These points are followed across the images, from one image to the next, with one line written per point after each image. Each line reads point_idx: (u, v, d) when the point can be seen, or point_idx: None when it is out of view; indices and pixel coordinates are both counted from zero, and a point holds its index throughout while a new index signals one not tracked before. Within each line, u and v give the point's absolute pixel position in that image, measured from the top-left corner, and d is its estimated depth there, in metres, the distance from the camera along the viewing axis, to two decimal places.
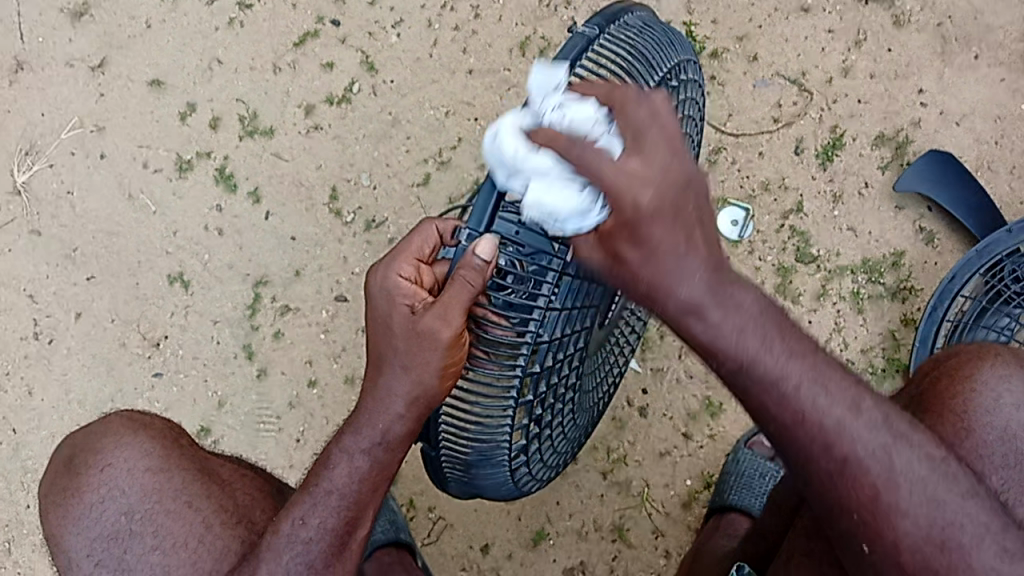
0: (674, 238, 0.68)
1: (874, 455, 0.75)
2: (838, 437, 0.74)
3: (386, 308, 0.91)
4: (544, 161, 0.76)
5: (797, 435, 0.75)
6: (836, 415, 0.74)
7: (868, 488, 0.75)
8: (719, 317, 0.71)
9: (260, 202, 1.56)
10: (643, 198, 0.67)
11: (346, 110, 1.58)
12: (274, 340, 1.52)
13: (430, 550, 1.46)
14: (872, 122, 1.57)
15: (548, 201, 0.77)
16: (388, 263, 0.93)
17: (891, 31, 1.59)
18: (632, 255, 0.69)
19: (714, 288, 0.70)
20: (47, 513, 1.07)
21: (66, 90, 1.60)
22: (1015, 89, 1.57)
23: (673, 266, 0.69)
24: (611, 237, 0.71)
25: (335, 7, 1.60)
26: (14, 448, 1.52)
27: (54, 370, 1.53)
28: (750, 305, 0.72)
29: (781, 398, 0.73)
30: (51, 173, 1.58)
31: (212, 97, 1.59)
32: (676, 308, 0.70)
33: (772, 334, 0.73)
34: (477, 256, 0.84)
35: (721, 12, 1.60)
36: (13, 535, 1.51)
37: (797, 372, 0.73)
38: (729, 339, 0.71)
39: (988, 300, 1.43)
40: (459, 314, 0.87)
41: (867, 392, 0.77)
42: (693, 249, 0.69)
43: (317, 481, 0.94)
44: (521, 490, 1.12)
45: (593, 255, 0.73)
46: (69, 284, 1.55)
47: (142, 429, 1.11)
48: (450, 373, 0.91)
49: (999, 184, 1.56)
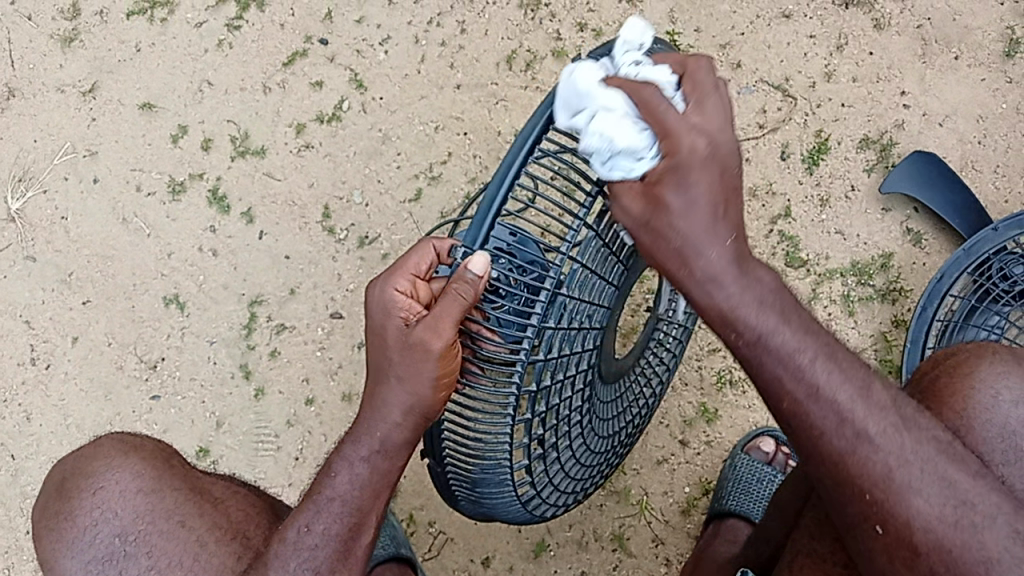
0: (716, 195, 0.75)
1: (885, 430, 0.77)
2: (852, 410, 0.77)
3: (380, 321, 0.92)
4: (613, 99, 0.78)
5: (810, 404, 0.76)
6: (849, 390, 0.77)
7: (879, 465, 0.76)
8: (742, 287, 0.76)
9: (253, 222, 1.57)
10: (699, 144, 0.76)
11: (336, 129, 1.59)
12: (270, 359, 1.53)
13: (430, 566, 1.46)
14: (856, 125, 1.59)
15: (610, 134, 0.77)
16: (386, 277, 0.93)
17: (872, 33, 1.61)
18: (673, 199, 0.75)
19: (740, 255, 0.76)
20: (40, 539, 1.08)
21: (58, 117, 1.61)
22: (996, 89, 1.59)
23: (715, 220, 0.75)
24: (659, 183, 0.76)
25: (323, 26, 1.62)
26: (14, 473, 1.53)
27: (52, 394, 1.54)
28: (770, 283, 0.77)
29: (796, 369, 0.76)
30: (45, 199, 1.59)
31: (203, 119, 1.60)
32: (705, 266, 0.75)
33: (787, 302, 0.77)
34: (470, 270, 0.85)
35: (704, 21, 1.62)
36: (13, 562, 1.51)
37: (814, 346, 0.77)
38: (752, 307, 0.76)
39: (977, 298, 1.45)
40: (451, 322, 0.87)
41: (881, 384, 0.79)
42: (727, 211, 0.76)
43: (320, 489, 0.95)
44: (533, 513, 1.11)
45: (637, 204, 0.77)
46: (65, 309, 1.56)
47: (132, 450, 1.11)
48: (445, 383, 0.90)
49: (985, 183, 1.57)
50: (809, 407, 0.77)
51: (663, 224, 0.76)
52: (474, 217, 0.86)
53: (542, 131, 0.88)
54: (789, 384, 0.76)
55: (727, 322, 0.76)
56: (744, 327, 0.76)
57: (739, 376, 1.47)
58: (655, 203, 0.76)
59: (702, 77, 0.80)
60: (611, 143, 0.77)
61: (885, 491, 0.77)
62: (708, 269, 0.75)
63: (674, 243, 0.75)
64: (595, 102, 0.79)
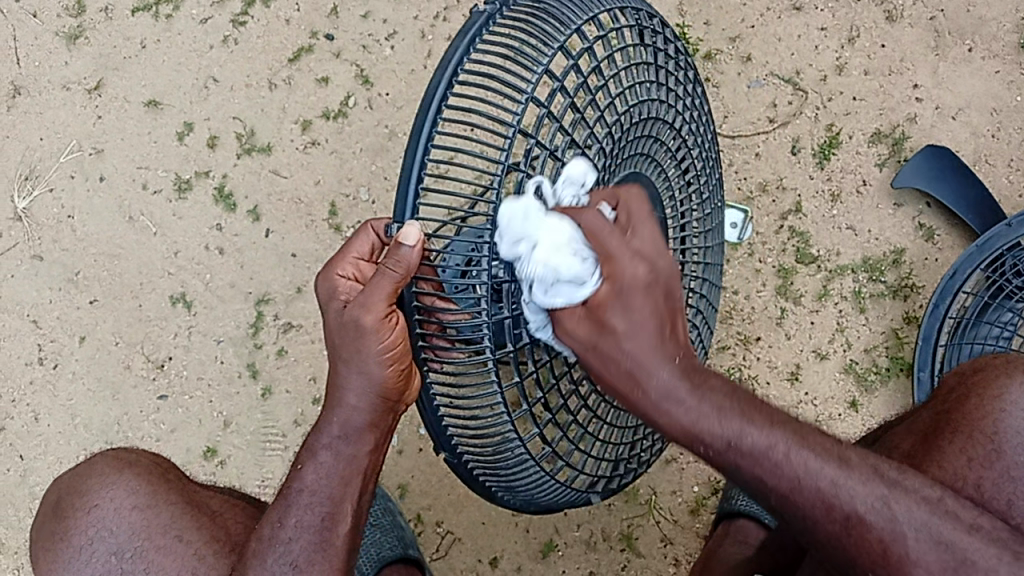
0: (653, 320, 0.79)
1: (872, 507, 0.80)
2: (836, 493, 0.80)
3: (324, 309, 0.94)
4: (559, 227, 0.82)
5: (795, 496, 0.80)
6: (829, 475, 0.80)
7: (876, 543, 0.80)
8: (695, 403, 0.78)
9: (259, 220, 1.56)
10: (638, 272, 0.80)
11: (342, 125, 1.58)
12: (278, 357, 1.53)
13: (438, 565, 1.45)
14: (868, 120, 1.57)
15: (553, 262, 0.80)
16: (329, 266, 0.96)
17: (884, 25, 1.59)
18: (619, 322, 0.78)
19: (685, 374, 0.79)
20: (40, 559, 1.08)
21: (64, 114, 1.61)
22: (1011, 82, 1.57)
23: (653, 348, 0.78)
24: (602, 308, 0.79)
25: (327, 22, 1.60)
26: (23, 473, 1.53)
27: (60, 394, 1.54)
28: (721, 388, 0.81)
29: (773, 466, 0.79)
30: (51, 198, 1.58)
31: (208, 116, 1.59)
32: (657, 390, 0.78)
33: (740, 400, 0.81)
34: (403, 244, 0.83)
35: (714, 14, 1.59)
36: (23, 561, 1.52)
37: (782, 438, 0.80)
38: (706, 419, 0.78)
39: (990, 295, 1.43)
40: (382, 302, 0.86)
41: (856, 459, 0.82)
42: (664, 338, 0.79)
43: (289, 483, 0.96)
44: (584, 489, 1.07)
45: (582, 328, 0.80)
46: (73, 308, 1.56)
47: (128, 467, 1.11)
48: (395, 357, 0.89)
49: (998, 177, 1.56)
50: (794, 497, 0.80)
51: (613, 346, 0.79)
52: (396, 205, 0.84)
53: (442, 100, 0.83)
54: (770, 481, 0.80)
55: (693, 438, 0.79)
56: (712, 440, 0.79)
57: (749, 374, 1.52)
58: (598, 326, 0.79)
59: (635, 204, 0.85)
60: (555, 271, 0.80)
61: (886, 566, 0.79)
62: (661, 389, 0.78)
63: (625, 368, 0.78)
64: (536, 234, 0.82)
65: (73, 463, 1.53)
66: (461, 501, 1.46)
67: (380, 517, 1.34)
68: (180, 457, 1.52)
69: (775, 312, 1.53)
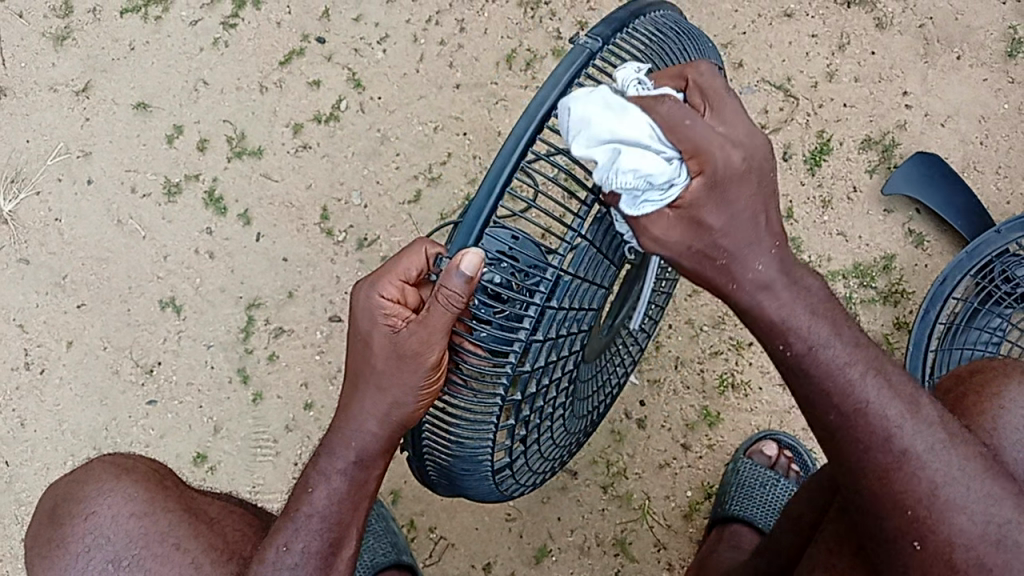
0: (751, 209, 0.79)
1: (931, 448, 0.83)
2: (899, 427, 0.83)
3: (368, 327, 0.88)
4: (640, 133, 0.73)
5: (858, 419, 0.83)
6: (897, 407, 0.84)
7: (925, 481, 0.83)
8: (788, 297, 0.82)
9: (250, 223, 1.55)
10: (733, 156, 0.77)
11: (333, 129, 1.57)
12: (269, 362, 1.52)
13: (432, 571, 1.45)
14: (858, 126, 1.58)
15: (642, 170, 0.73)
16: (374, 279, 0.89)
17: (874, 33, 1.60)
18: (716, 219, 0.78)
19: (776, 269, 0.82)
20: (33, 567, 1.06)
21: (51, 116, 1.59)
22: (998, 89, 1.59)
23: (745, 252, 0.80)
24: (698, 205, 0.77)
25: (319, 24, 1.60)
26: (8, 480, 1.51)
27: (47, 400, 1.52)
28: (809, 285, 0.84)
29: (846, 382, 0.83)
30: (39, 201, 1.56)
31: (198, 119, 1.58)
32: (750, 284, 0.81)
33: (831, 309, 0.84)
34: (460, 269, 0.77)
35: (705, 20, 1.60)
36: (8, 570, 1.49)
37: (850, 355, 0.83)
38: (795, 317, 0.82)
39: (980, 301, 1.44)
40: (440, 339, 0.83)
41: (924, 407, 0.85)
42: (755, 241, 0.80)
43: (299, 506, 0.94)
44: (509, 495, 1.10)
45: (673, 230, 0.79)
46: (60, 312, 1.54)
47: (125, 473, 1.09)
48: (429, 393, 0.88)
49: (987, 184, 1.57)
50: (859, 420, 0.83)
51: (710, 242, 0.79)
52: (458, 235, 0.79)
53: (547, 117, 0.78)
54: (838, 397, 0.83)
55: (779, 334, 0.83)
56: (794, 339, 0.83)
57: (742, 379, 1.47)
58: (692, 229, 0.79)
59: (709, 83, 0.81)
60: (646, 179, 0.73)
61: (927, 507, 0.83)
62: (755, 280, 0.81)
63: (722, 264, 0.80)
64: (617, 141, 0.73)
65: (61, 469, 1.50)
66: (454, 508, 1.45)
67: (374, 522, 1.34)
68: (170, 462, 1.50)
69: None
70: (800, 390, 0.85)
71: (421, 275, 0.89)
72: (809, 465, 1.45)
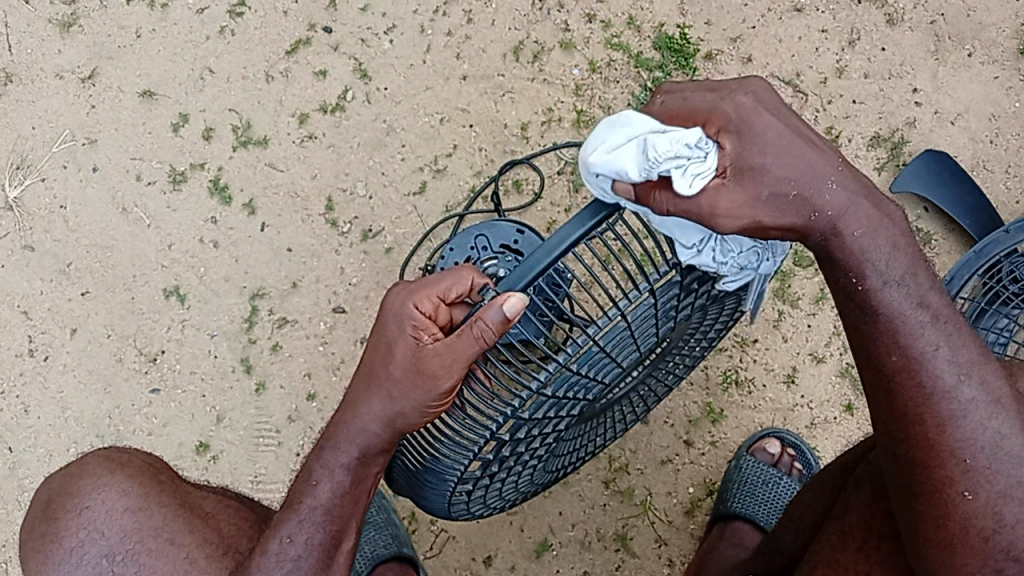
0: (789, 130, 0.78)
1: (996, 401, 0.84)
2: (966, 379, 0.84)
3: (394, 332, 0.88)
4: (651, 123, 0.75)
5: (926, 364, 0.84)
6: (967, 356, 0.84)
7: (990, 433, 0.83)
8: (859, 231, 0.81)
9: (254, 213, 1.55)
10: (740, 100, 0.78)
11: (339, 119, 1.57)
12: (272, 352, 1.52)
13: (432, 564, 1.45)
14: (867, 123, 1.57)
15: (675, 140, 0.72)
16: (412, 288, 0.88)
17: (885, 29, 1.59)
18: (765, 160, 0.77)
19: (850, 188, 0.80)
20: (27, 561, 1.06)
21: (56, 102, 1.58)
22: (1009, 87, 1.57)
23: (817, 179, 0.79)
24: (740, 156, 0.77)
25: (326, 14, 1.59)
26: (11, 467, 1.51)
27: (50, 387, 1.52)
28: (893, 213, 0.84)
29: (913, 328, 0.83)
30: (43, 188, 1.56)
31: (204, 108, 1.58)
32: (830, 211, 0.80)
33: (911, 243, 0.84)
34: (502, 308, 0.79)
35: (715, 14, 1.59)
36: (11, 556, 1.49)
37: (916, 303, 0.83)
38: (874, 250, 0.82)
39: (987, 301, 1.42)
40: (463, 368, 0.85)
41: (988, 365, 0.85)
42: (824, 165, 0.79)
43: (301, 498, 0.95)
44: (458, 517, 1.10)
45: (732, 192, 0.76)
46: (64, 299, 1.54)
47: (118, 467, 1.09)
48: (434, 411, 0.89)
49: (996, 183, 1.56)
50: (916, 366, 0.84)
51: (772, 183, 0.77)
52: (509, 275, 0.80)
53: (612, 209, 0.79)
54: (907, 340, 0.84)
55: (857, 267, 0.82)
56: (870, 274, 0.82)
57: (745, 376, 1.47)
58: (749, 182, 0.77)
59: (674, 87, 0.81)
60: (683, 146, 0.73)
61: (987, 458, 0.83)
62: (834, 203, 0.80)
63: (793, 197, 0.78)
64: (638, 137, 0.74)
65: (64, 456, 1.51)
66: None
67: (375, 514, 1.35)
68: (172, 451, 1.50)
69: (773, 314, 1.48)
70: (869, 338, 0.85)
71: (456, 298, 0.89)
72: (811, 463, 1.43)
